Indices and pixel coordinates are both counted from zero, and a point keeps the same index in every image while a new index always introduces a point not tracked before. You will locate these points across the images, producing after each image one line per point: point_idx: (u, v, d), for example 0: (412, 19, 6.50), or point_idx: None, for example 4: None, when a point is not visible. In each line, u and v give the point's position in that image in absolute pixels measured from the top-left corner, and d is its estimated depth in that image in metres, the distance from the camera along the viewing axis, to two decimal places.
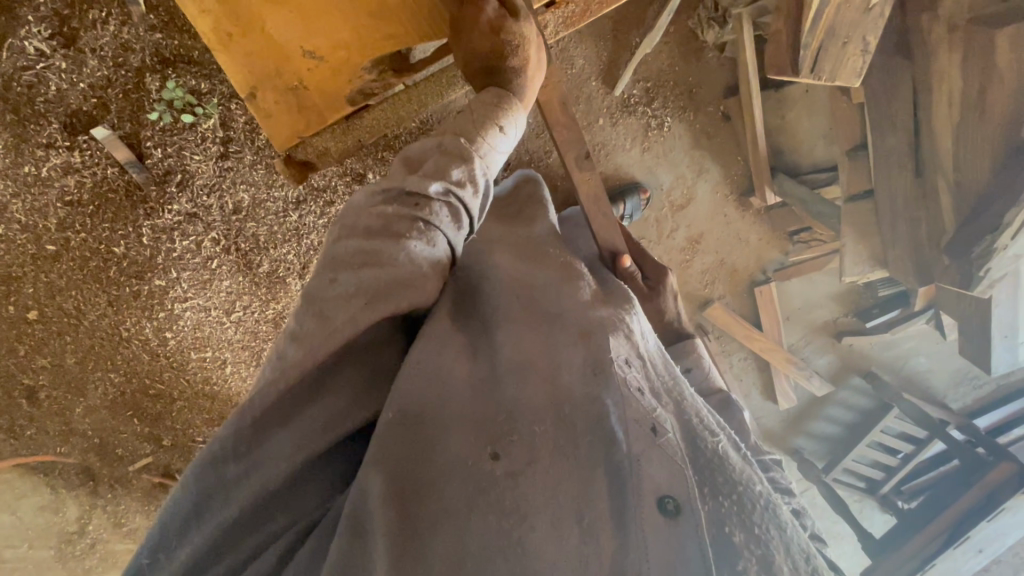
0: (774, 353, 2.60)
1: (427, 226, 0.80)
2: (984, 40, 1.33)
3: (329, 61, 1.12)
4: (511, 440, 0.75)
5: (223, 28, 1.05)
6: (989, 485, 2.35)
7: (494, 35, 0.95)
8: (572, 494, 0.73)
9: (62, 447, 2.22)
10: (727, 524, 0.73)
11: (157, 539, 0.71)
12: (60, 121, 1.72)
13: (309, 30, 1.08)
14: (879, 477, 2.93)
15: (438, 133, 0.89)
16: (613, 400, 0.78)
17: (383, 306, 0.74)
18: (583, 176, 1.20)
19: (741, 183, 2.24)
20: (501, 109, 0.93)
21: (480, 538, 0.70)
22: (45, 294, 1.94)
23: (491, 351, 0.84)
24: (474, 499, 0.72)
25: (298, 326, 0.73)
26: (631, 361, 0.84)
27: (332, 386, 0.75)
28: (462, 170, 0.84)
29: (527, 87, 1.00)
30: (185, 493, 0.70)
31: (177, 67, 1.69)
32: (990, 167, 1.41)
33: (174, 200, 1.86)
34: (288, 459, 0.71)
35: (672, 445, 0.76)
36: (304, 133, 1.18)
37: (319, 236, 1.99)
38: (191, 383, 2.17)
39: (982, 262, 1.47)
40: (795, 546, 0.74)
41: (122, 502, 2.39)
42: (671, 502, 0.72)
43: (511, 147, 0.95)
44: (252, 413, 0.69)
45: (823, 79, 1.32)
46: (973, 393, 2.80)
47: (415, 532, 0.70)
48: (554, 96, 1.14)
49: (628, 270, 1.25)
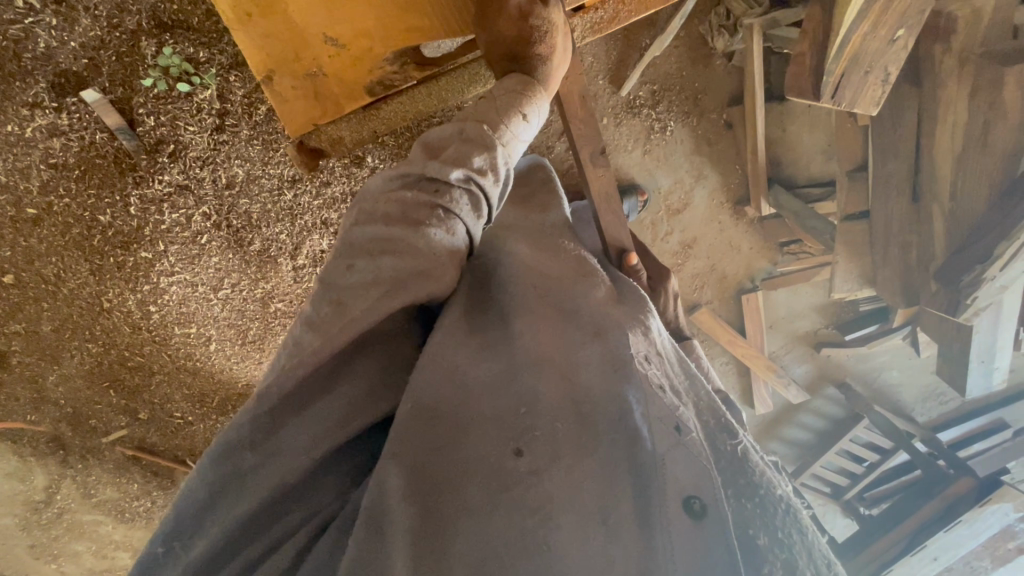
0: (755, 359, 2.67)
1: (447, 213, 0.79)
2: (992, 76, 1.36)
3: (351, 49, 1.12)
4: (533, 436, 0.76)
5: (243, 6, 1.05)
6: (949, 498, 2.46)
7: (521, 22, 0.94)
8: (597, 492, 0.73)
9: (32, 415, 2.16)
10: (751, 526, 0.76)
11: (170, 528, 0.71)
12: (48, 81, 1.64)
13: (331, 16, 1.08)
14: (845, 484, 3.02)
15: (460, 119, 0.87)
16: (636, 396, 0.78)
17: (403, 296, 0.74)
18: (597, 173, 1.21)
19: (739, 191, 2.27)
20: (526, 96, 0.91)
21: (505, 537, 0.70)
22: (24, 259, 1.88)
23: (508, 343, 0.84)
24: (496, 497, 0.73)
25: (315, 312, 0.75)
26: (650, 358, 0.86)
27: (349, 375, 0.76)
28: (484, 158, 0.82)
29: (551, 76, 0.99)
30: (200, 483, 0.70)
31: (174, 33, 1.63)
32: (986, 198, 1.46)
33: (165, 170, 1.80)
34: (306, 452, 0.72)
35: (695, 443, 0.77)
36: (319, 119, 1.19)
37: (313, 217, 1.94)
38: (172, 358, 2.12)
39: (970, 291, 1.53)
40: (819, 551, 0.75)
41: (93, 473, 2.35)
42: (697, 502, 0.72)
43: (533, 136, 0.93)
44: (269, 402, 0.70)
45: (841, 107, 1.34)
46: (938, 410, 2.92)
47: (440, 528, 0.72)
48: (574, 89, 1.15)
49: (634, 269, 1.24)
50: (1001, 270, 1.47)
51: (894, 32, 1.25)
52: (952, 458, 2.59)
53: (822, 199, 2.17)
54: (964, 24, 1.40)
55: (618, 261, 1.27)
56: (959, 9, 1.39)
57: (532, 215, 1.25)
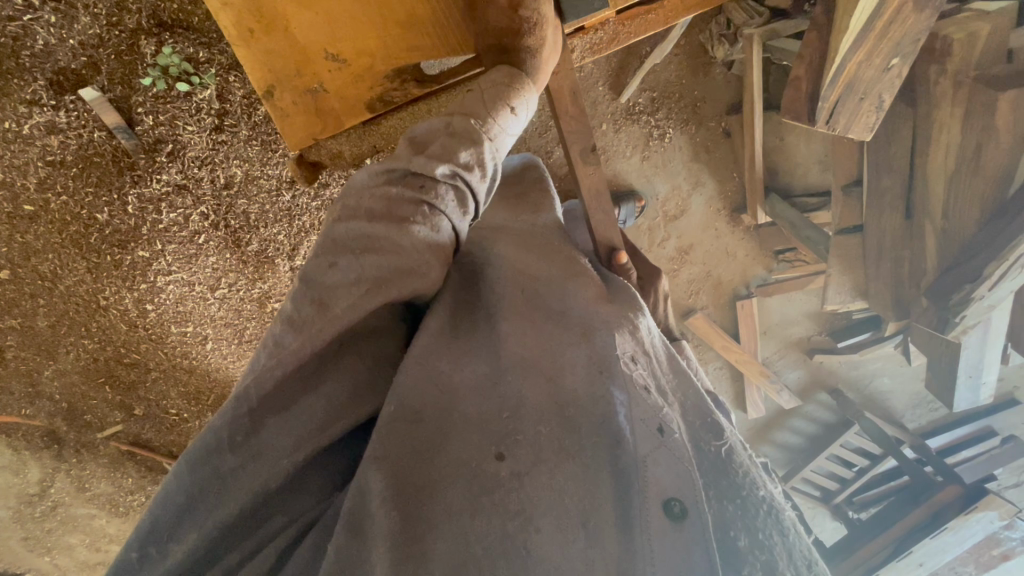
0: (749, 364, 2.68)
1: (432, 210, 0.78)
2: (985, 101, 1.36)
3: (352, 66, 1.15)
4: (517, 440, 0.78)
5: (246, 23, 1.09)
6: (935, 506, 2.48)
7: (512, 12, 0.95)
8: (578, 495, 0.74)
9: (27, 409, 2.17)
10: (733, 528, 0.76)
11: (146, 532, 0.71)
12: (46, 79, 1.64)
13: (332, 32, 1.12)
14: (834, 488, 3.06)
15: (447, 113, 0.86)
16: (621, 398, 0.79)
17: (387, 294, 0.74)
18: (587, 171, 1.20)
19: (735, 198, 2.28)
20: (513, 90, 0.89)
21: (484, 541, 0.72)
22: (20, 255, 1.87)
23: (495, 343, 0.86)
24: (478, 501, 0.75)
25: (296, 311, 0.75)
26: (637, 358, 0.86)
27: (333, 375, 0.78)
28: (471, 152, 0.81)
29: (541, 69, 0.96)
30: (178, 486, 0.70)
31: (174, 32, 1.62)
32: (978, 217, 1.48)
33: (163, 170, 1.80)
34: (287, 452, 0.74)
35: (679, 445, 0.77)
36: (319, 135, 1.22)
37: (311, 219, 1.94)
38: (169, 356, 2.13)
39: (959, 310, 1.56)
40: (799, 552, 0.76)
41: (88, 468, 2.35)
42: (677, 505, 0.72)
43: (521, 129, 0.91)
44: (249, 402, 0.71)
45: (836, 131, 1.37)
46: (930, 415, 2.93)
47: (422, 532, 0.73)
48: (564, 85, 1.14)
49: (624, 268, 1.22)
50: (990, 289, 1.48)
51: (890, 59, 1.25)
52: (943, 467, 2.62)
53: (819, 209, 2.18)
54: (961, 47, 1.38)
55: (607, 258, 1.24)
56: (955, 32, 1.38)
57: (522, 214, 1.24)
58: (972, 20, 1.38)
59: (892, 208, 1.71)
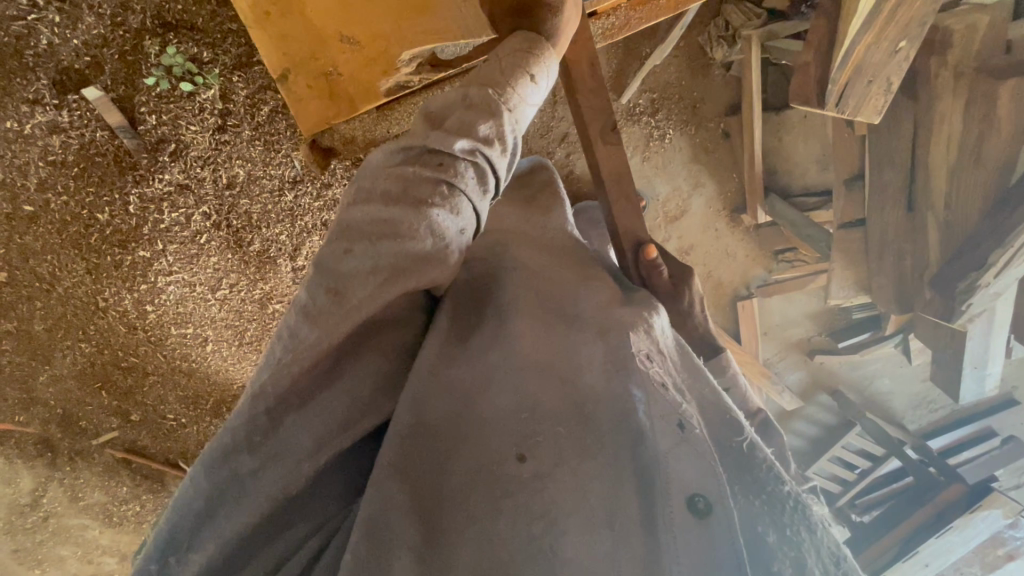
0: (751, 366, 2.61)
1: (450, 190, 0.77)
2: (986, 89, 1.41)
3: (365, 50, 1.20)
4: (537, 441, 0.77)
5: (261, 6, 1.14)
6: (939, 505, 2.56)
7: None
8: (603, 494, 0.74)
9: (20, 416, 2.13)
10: (760, 523, 0.77)
11: (165, 543, 0.73)
12: (49, 78, 1.63)
13: (347, 18, 1.17)
14: (836, 490, 2.96)
15: (463, 84, 0.85)
16: (638, 395, 0.78)
17: (403, 281, 0.74)
18: (607, 150, 1.18)
19: (735, 199, 2.30)
20: (533, 56, 0.88)
21: (510, 545, 0.72)
22: (18, 257, 1.86)
23: (507, 337, 0.84)
24: (500, 502, 0.74)
25: (311, 302, 0.73)
26: (652, 356, 0.84)
27: (354, 369, 0.78)
28: (490, 126, 0.81)
29: (560, 33, 0.96)
30: (196, 493, 0.72)
31: (178, 32, 1.62)
32: (980, 208, 1.51)
33: (166, 169, 1.79)
34: (304, 448, 0.74)
35: (700, 439, 0.75)
36: (334, 119, 1.27)
37: (313, 217, 1.93)
38: (166, 358, 2.10)
39: (964, 299, 1.58)
40: (827, 549, 0.75)
41: (81, 476, 2.31)
42: (702, 501, 0.71)
43: (542, 99, 0.90)
44: (266, 401, 0.71)
45: (845, 114, 1.40)
46: (928, 416, 2.91)
47: (446, 544, 0.74)
48: (582, 56, 1.14)
49: (654, 263, 1.20)
50: (994, 277, 1.51)
51: (896, 44, 1.29)
52: (942, 465, 2.68)
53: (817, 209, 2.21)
54: (960, 38, 1.44)
55: (636, 257, 1.22)
56: (955, 24, 1.43)
57: (533, 214, 1.25)
58: (971, 12, 1.42)
59: (893, 203, 1.73)
